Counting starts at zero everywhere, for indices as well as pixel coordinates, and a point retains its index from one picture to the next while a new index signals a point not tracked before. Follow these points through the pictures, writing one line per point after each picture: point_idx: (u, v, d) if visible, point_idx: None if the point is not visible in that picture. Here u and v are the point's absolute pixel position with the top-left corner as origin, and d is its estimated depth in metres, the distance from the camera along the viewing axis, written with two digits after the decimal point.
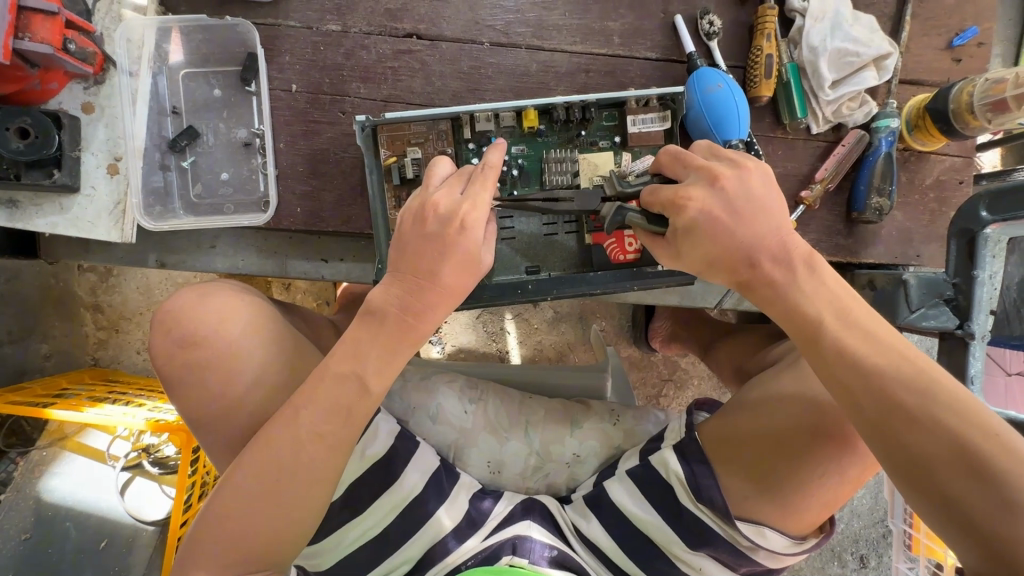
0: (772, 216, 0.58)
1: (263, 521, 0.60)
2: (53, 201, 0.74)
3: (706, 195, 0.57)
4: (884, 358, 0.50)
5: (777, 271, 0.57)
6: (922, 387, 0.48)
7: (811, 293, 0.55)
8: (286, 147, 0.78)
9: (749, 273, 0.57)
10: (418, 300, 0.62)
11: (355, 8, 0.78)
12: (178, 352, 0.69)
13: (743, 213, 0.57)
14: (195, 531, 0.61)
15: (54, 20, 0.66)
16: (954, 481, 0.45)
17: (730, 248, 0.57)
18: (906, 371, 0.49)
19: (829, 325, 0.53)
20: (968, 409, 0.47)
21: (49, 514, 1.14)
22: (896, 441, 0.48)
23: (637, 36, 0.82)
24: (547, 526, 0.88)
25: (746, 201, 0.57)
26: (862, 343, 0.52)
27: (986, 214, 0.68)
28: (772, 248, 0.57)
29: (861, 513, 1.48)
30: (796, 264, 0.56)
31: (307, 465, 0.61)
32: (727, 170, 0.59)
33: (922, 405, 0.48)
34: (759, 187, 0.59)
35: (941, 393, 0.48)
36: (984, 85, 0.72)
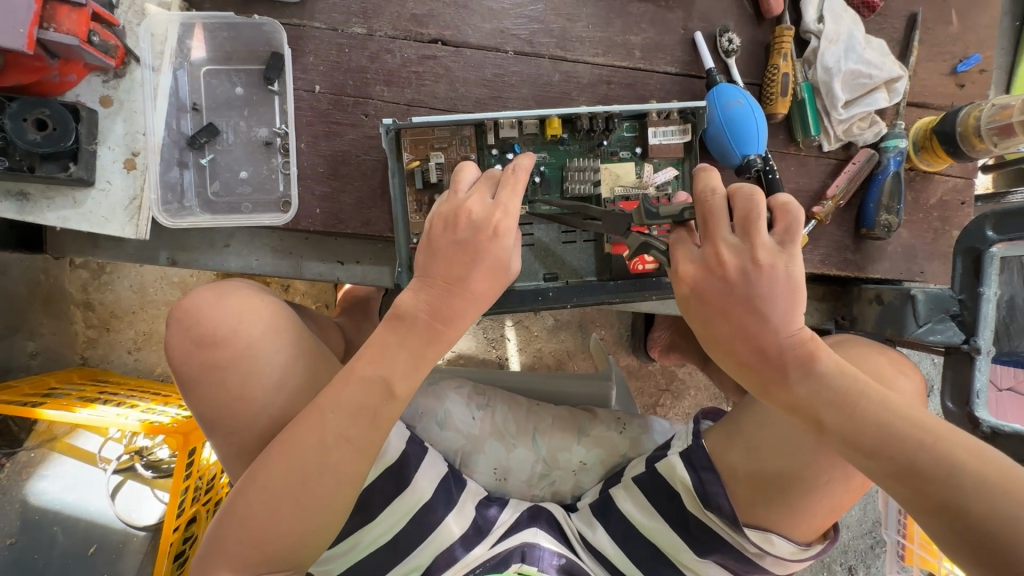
0: (772, 306, 0.56)
1: (288, 525, 0.60)
2: (65, 194, 0.72)
3: (701, 277, 0.58)
4: (895, 439, 0.50)
5: (773, 369, 0.56)
6: (933, 453, 0.49)
7: (807, 377, 0.54)
8: (307, 148, 0.78)
9: (750, 368, 0.57)
10: (448, 304, 0.63)
11: (381, 12, 0.79)
12: (196, 352, 0.68)
13: (741, 304, 0.56)
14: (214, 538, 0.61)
15: (80, 11, 0.65)
16: (996, 550, 0.45)
17: (726, 337, 0.58)
18: (918, 450, 0.49)
19: (833, 414, 0.53)
20: (993, 474, 0.47)
21: (35, 518, 1.11)
22: (934, 521, 0.48)
23: (657, 50, 0.84)
24: (553, 534, 0.88)
25: (746, 292, 0.56)
26: (869, 435, 0.51)
27: (992, 232, 0.71)
28: (765, 346, 0.56)
29: (851, 524, 1.50)
30: (790, 357, 0.55)
31: (333, 470, 0.61)
32: (735, 258, 0.56)
33: (938, 483, 0.48)
34: (771, 283, 0.55)
35: (955, 463, 0.48)
36: (991, 110, 0.75)
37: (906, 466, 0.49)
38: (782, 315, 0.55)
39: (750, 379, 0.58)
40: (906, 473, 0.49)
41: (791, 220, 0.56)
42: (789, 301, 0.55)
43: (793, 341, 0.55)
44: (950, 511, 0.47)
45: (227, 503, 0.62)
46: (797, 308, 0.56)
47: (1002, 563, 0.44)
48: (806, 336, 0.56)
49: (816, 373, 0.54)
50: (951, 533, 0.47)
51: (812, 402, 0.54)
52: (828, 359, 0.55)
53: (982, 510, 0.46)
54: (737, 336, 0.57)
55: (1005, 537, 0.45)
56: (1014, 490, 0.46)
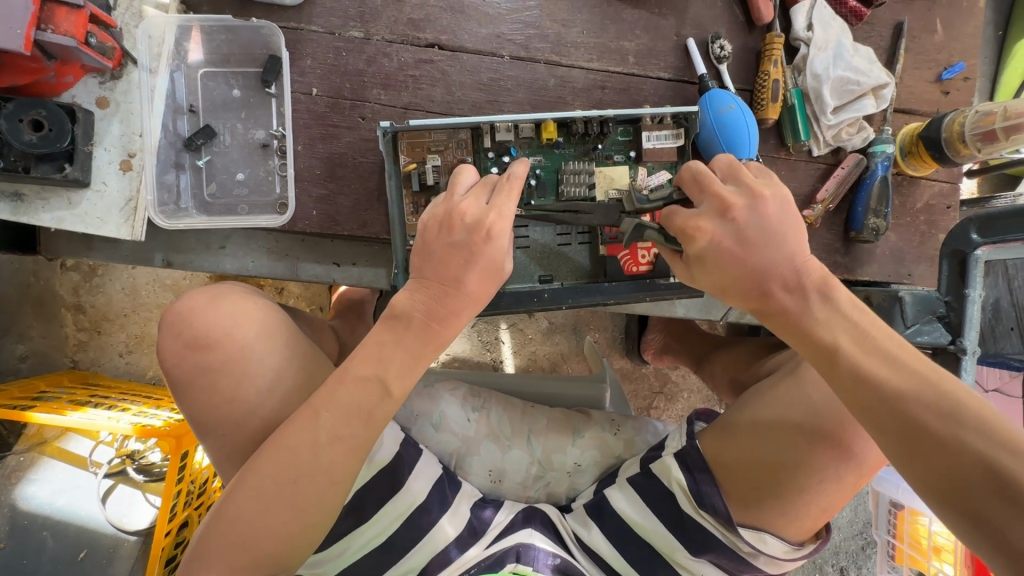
0: (786, 234, 0.58)
1: (279, 526, 0.61)
2: (60, 195, 0.72)
3: (715, 225, 0.59)
4: (905, 372, 0.50)
5: (789, 295, 0.57)
6: (939, 392, 0.48)
7: (823, 315, 0.55)
8: (304, 150, 0.78)
9: (764, 297, 0.59)
10: (444, 306, 0.65)
11: (378, 16, 0.79)
12: (189, 354, 0.68)
13: (754, 243, 0.58)
14: (208, 538, 0.61)
15: (78, 13, 0.65)
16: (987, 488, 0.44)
17: (739, 277, 0.59)
18: (923, 380, 0.49)
19: (848, 338, 0.54)
20: (997, 422, 0.46)
21: (24, 523, 1.09)
22: (925, 460, 0.47)
23: (650, 56, 0.85)
24: (548, 534, 0.88)
25: (759, 226, 0.58)
26: (877, 359, 0.51)
27: (977, 236, 0.72)
28: (782, 271, 0.58)
29: (843, 526, 1.52)
30: (808, 284, 0.57)
31: (327, 470, 0.61)
32: (741, 197, 0.59)
33: (937, 417, 0.47)
34: (774, 213, 0.59)
35: (961, 404, 0.47)
36: (975, 116, 0.77)
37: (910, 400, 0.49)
38: (793, 245, 0.58)
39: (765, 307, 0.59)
40: (908, 407, 0.48)
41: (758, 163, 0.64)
42: (796, 230, 0.59)
43: (810, 270, 0.57)
44: (950, 450, 0.46)
45: (220, 504, 0.62)
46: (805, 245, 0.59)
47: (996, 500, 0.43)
48: (822, 265, 0.58)
49: (833, 301, 0.56)
50: (942, 471, 0.46)
51: (827, 329, 0.55)
52: (846, 295, 0.56)
53: (980, 447, 0.45)
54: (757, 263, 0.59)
55: (1013, 483, 0.43)
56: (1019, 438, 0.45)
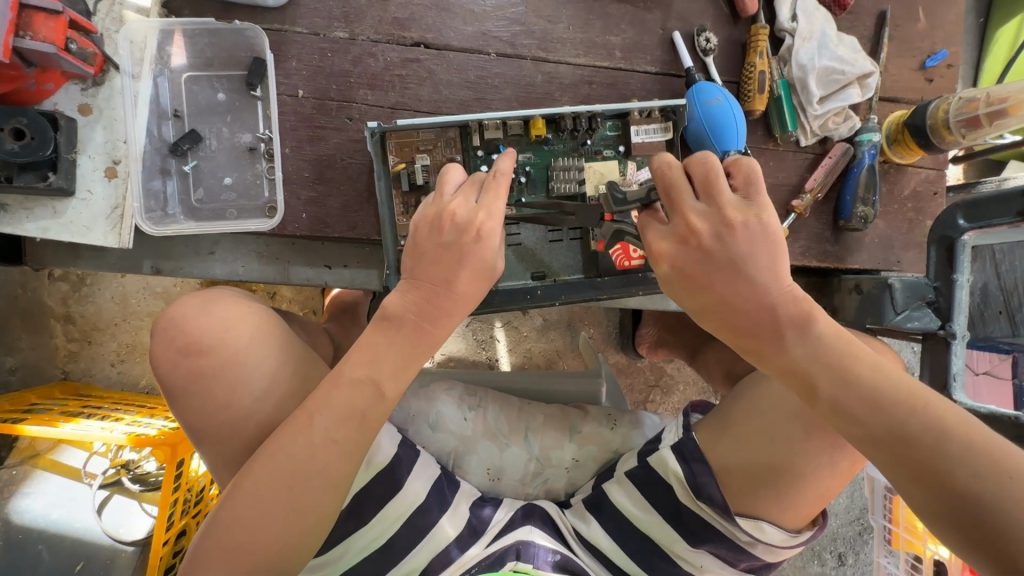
0: (757, 260, 0.58)
1: (277, 532, 0.60)
2: (44, 204, 0.71)
3: (675, 251, 0.61)
4: (888, 404, 0.52)
5: (767, 330, 0.57)
6: (925, 420, 0.50)
7: (805, 348, 0.56)
8: (291, 153, 0.78)
9: (742, 332, 0.59)
10: (437, 307, 0.65)
11: (362, 16, 0.79)
12: (183, 360, 0.68)
13: (724, 268, 0.58)
14: (205, 547, 0.61)
15: (57, 19, 0.64)
16: (985, 518, 0.46)
17: (711, 304, 0.60)
18: (907, 415, 0.51)
19: (829, 377, 0.54)
20: (980, 442, 0.49)
21: (19, 537, 1.08)
22: (920, 490, 0.50)
23: (636, 50, 0.85)
24: (548, 531, 0.89)
25: (725, 254, 0.58)
26: (859, 396, 0.52)
27: (964, 222, 0.73)
28: (758, 307, 0.58)
29: (839, 513, 1.54)
30: (783, 320, 0.57)
31: (323, 473, 0.61)
32: (707, 223, 0.59)
33: (929, 457, 0.49)
34: (742, 238, 0.58)
35: (944, 432, 0.49)
36: (959, 102, 0.78)
37: (897, 433, 0.51)
38: (765, 271, 0.58)
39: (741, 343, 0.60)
40: (899, 441, 0.50)
41: (747, 170, 0.61)
42: (768, 258, 0.58)
43: (789, 302, 0.57)
44: (939, 481, 0.49)
45: (216, 513, 0.62)
46: (779, 264, 0.59)
47: (991, 530, 0.46)
48: (799, 294, 0.58)
49: (811, 334, 0.56)
50: (937, 503, 0.49)
51: (808, 362, 0.55)
52: (824, 320, 0.57)
53: (970, 477, 0.47)
54: (732, 299, 0.58)
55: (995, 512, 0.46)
56: (1003, 459, 0.48)
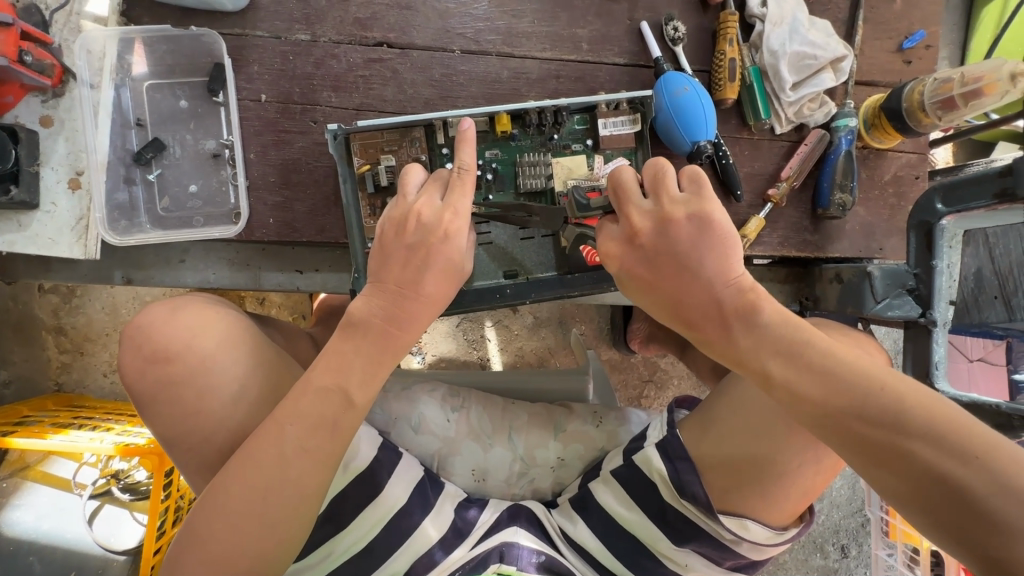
0: (702, 255, 0.57)
1: (246, 543, 0.59)
2: (10, 218, 0.71)
3: (625, 251, 0.60)
4: (844, 388, 0.51)
5: (714, 323, 0.57)
6: (883, 403, 0.50)
7: (756, 340, 0.55)
8: (256, 158, 0.77)
9: (692, 325, 0.59)
10: (402, 311, 0.64)
11: (324, 17, 0.78)
12: (151, 368, 0.67)
13: (670, 264, 0.58)
14: (176, 556, 0.61)
15: (8, 31, 0.64)
16: (960, 500, 0.46)
17: (662, 300, 0.59)
18: (867, 400, 0.50)
19: (785, 367, 0.54)
20: (940, 419, 0.48)
21: (11, 549, 1.09)
22: (888, 475, 0.49)
23: (604, 42, 0.83)
24: (533, 531, 0.88)
25: (670, 251, 0.58)
26: (815, 382, 0.52)
27: (941, 205, 0.72)
28: (706, 303, 0.57)
29: (840, 504, 1.52)
30: (730, 310, 0.56)
31: (295, 483, 0.61)
32: (651, 222, 0.59)
33: (894, 441, 0.49)
34: (687, 235, 0.57)
35: (905, 410, 0.49)
36: (933, 84, 0.75)
37: (859, 417, 0.50)
38: (711, 265, 0.57)
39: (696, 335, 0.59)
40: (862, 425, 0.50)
41: (692, 170, 0.59)
42: (716, 252, 0.57)
43: (734, 293, 0.56)
44: (905, 463, 0.48)
45: (187, 523, 0.61)
46: (727, 258, 0.57)
47: (966, 512, 0.46)
48: (744, 284, 0.57)
49: (759, 327, 0.55)
50: (908, 487, 0.48)
51: (759, 352, 0.55)
52: (771, 309, 0.56)
53: (934, 458, 0.47)
54: (681, 293, 0.58)
55: (964, 490, 0.46)
56: (964, 435, 0.47)
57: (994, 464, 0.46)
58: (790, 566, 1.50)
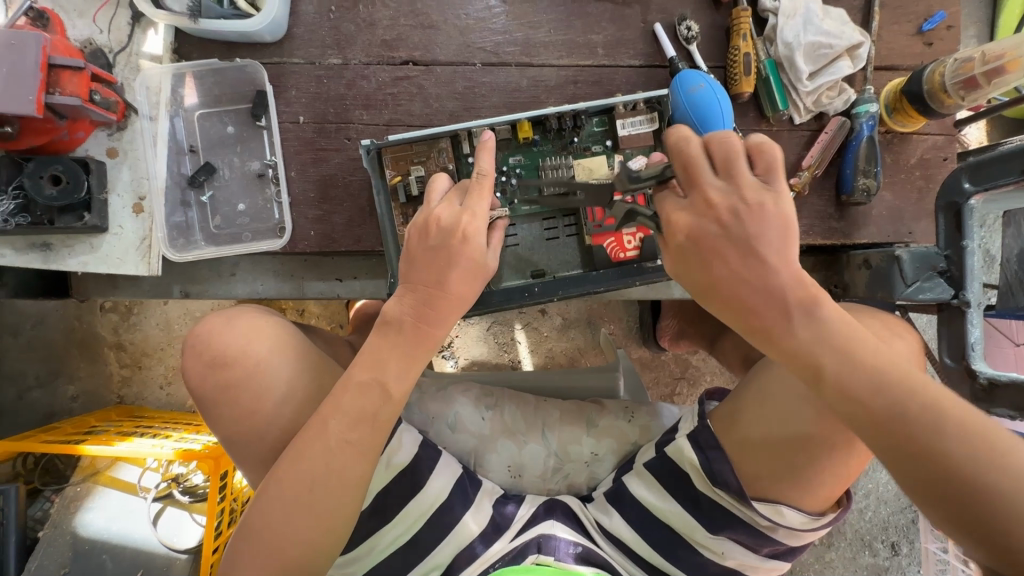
0: (766, 236, 0.55)
1: (297, 531, 0.64)
2: (84, 241, 0.79)
3: (696, 223, 0.57)
4: (892, 389, 0.49)
5: (774, 308, 0.54)
6: (930, 411, 0.48)
7: (808, 330, 0.53)
8: (296, 175, 0.83)
9: (747, 305, 0.55)
10: (431, 308, 0.67)
11: (353, 41, 0.84)
12: (211, 373, 0.73)
13: (737, 247, 0.55)
14: (233, 547, 0.66)
15: (80, 74, 0.72)
16: (996, 519, 0.46)
17: (719, 278, 0.56)
18: (914, 408, 0.49)
19: (835, 363, 0.52)
20: (984, 435, 0.47)
21: (85, 548, 1.17)
22: (923, 484, 0.48)
23: (619, 45, 0.86)
24: (570, 524, 0.90)
25: (742, 231, 0.55)
26: (866, 383, 0.50)
27: (969, 185, 0.71)
28: (766, 287, 0.54)
29: (888, 500, 1.47)
30: (791, 298, 0.54)
31: (338, 474, 0.65)
32: (726, 198, 0.56)
33: (940, 452, 0.47)
34: (761, 216, 0.55)
35: (950, 422, 0.48)
36: (954, 64, 0.75)
37: (905, 424, 0.48)
38: (777, 249, 0.55)
39: (748, 327, 0.56)
40: (907, 432, 0.48)
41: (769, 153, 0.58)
42: (782, 237, 0.55)
43: (793, 281, 0.54)
44: (944, 475, 0.47)
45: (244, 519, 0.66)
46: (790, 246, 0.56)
47: (1002, 531, 0.45)
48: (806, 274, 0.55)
49: (812, 316, 0.53)
50: (943, 501, 0.47)
51: (811, 343, 0.53)
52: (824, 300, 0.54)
53: (976, 472, 0.46)
54: (735, 277, 0.56)
55: (1004, 511, 0.45)
56: (1008, 454, 0.47)
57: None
58: (837, 565, 1.47)
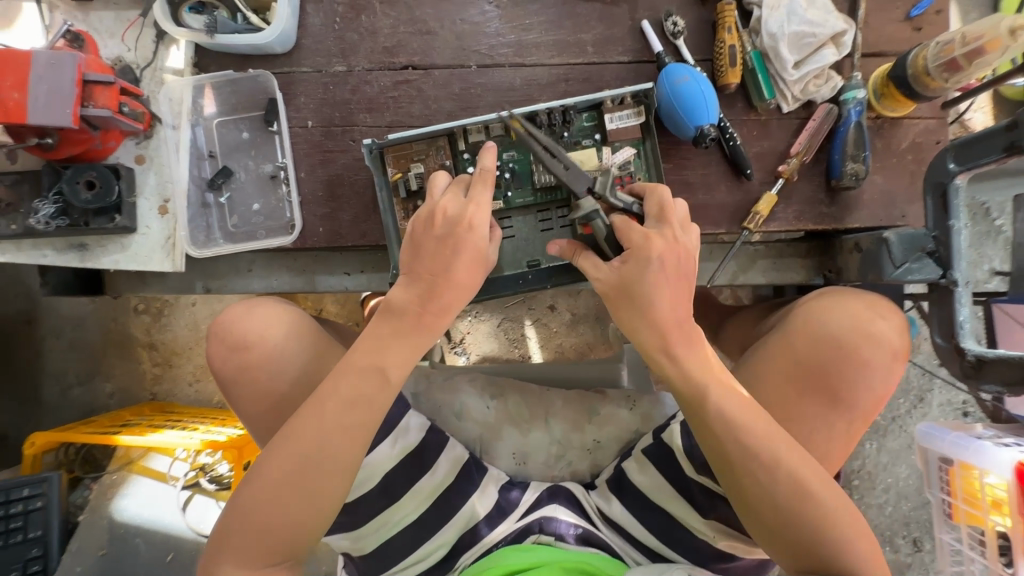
0: (679, 283, 0.65)
1: (287, 514, 0.65)
2: (115, 241, 0.87)
3: (656, 249, 0.64)
4: (757, 423, 0.62)
5: (676, 336, 0.64)
6: (780, 449, 0.61)
7: (697, 363, 0.64)
8: (306, 176, 0.89)
9: (658, 330, 0.64)
10: (437, 293, 0.71)
11: (357, 49, 0.89)
12: (232, 356, 0.79)
13: (666, 284, 0.64)
14: (220, 533, 0.65)
15: (111, 88, 0.78)
16: (800, 533, 0.60)
17: (636, 306, 0.65)
18: (768, 444, 0.61)
19: (714, 393, 0.63)
20: (812, 474, 0.61)
21: (120, 532, 1.25)
22: (757, 498, 0.61)
23: (608, 43, 0.90)
24: (572, 508, 0.94)
25: (673, 272, 0.65)
26: (739, 415, 0.62)
27: (953, 164, 0.73)
28: (670, 321, 0.64)
29: (909, 495, 1.45)
30: (690, 334, 0.65)
31: (334, 457, 0.66)
32: (676, 242, 0.65)
33: (781, 478, 0.60)
34: (686, 266, 0.65)
35: (790, 460, 0.61)
36: (936, 47, 0.76)
37: (759, 453, 0.61)
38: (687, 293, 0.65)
39: (648, 349, 0.66)
40: (759, 458, 0.61)
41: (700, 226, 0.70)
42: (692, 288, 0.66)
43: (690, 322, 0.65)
44: (777, 496, 0.60)
45: (231, 500, 0.66)
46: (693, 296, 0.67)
47: (800, 541, 0.60)
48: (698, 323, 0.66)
49: (702, 352, 0.65)
50: (770, 513, 0.61)
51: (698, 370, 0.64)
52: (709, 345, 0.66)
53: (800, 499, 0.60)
54: (651, 316, 0.64)
55: (811, 530, 0.59)
56: (823, 490, 0.61)
57: (832, 515, 0.60)
58: None
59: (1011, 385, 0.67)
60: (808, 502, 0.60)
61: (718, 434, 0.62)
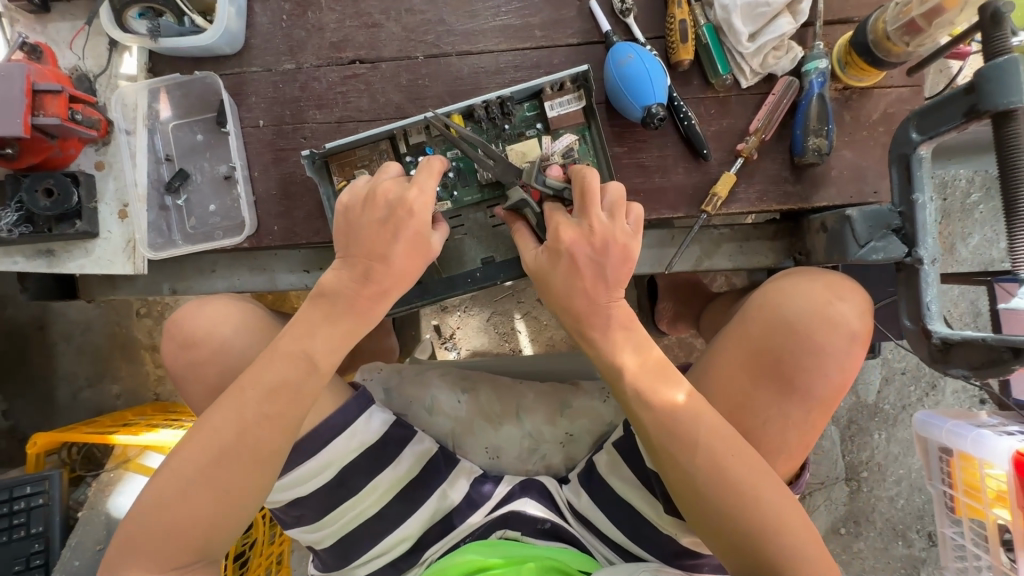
0: (604, 271, 0.65)
1: (202, 508, 0.65)
2: (79, 246, 0.89)
3: (576, 240, 0.65)
4: (678, 410, 0.63)
5: (598, 325, 0.66)
6: (700, 435, 0.62)
7: (621, 349, 0.66)
8: (259, 174, 0.89)
9: (580, 318, 0.66)
10: (372, 276, 0.70)
11: (305, 46, 0.89)
12: (182, 352, 0.80)
13: (588, 273, 0.65)
14: (130, 525, 0.65)
15: (59, 97, 0.80)
16: (716, 513, 0.62)
17: (560, 292, 0.67)
18: (688, 431, 0.62)
19: (636, 380, 0.65)
20: (735, 458, 0.62)
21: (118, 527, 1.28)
22: (676, 479, 0.63)
23: (557, 26, 0.87)
24: (543, 502, 0.91)
25: (596, 260, 0.65)
26: (659, 401, 0.64)
27: (916, 134, 0.67)
28: (593, 310, 0.66)
29: (923, 486, 1.37)
30: (615, 321, 0.66)
31: (253, 450, 0.66)
32: (601, 230, 0.65)
33: (698, 463, 0.62)
34: (613, 251, 0.65)
35: (711, 446, 0.62)
36: (894, 10, 0.72)
37: (678, 439, 0.63)
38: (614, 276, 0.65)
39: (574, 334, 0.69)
40: (677, 443, 0.63)
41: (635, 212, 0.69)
42: (621, 272, 0.66)
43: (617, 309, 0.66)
44: (694, 480, 0.62)
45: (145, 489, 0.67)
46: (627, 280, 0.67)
47: (717, 520, 0.62)
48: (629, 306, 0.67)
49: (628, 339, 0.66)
50: (690, 494, 0.63)
51: (622, 355, 0.66)
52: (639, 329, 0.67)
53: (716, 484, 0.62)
54: (568, 305, 0.66)
55: (727, 512, 0.61)
56: (744, 475, 0.62)
57: (752, 498, 0.61)
58: (867, 555, 1.38)
59: (977, 368, 0.63)
60: (725, 483, 0.61)
61: (641, 419, 0.65)
